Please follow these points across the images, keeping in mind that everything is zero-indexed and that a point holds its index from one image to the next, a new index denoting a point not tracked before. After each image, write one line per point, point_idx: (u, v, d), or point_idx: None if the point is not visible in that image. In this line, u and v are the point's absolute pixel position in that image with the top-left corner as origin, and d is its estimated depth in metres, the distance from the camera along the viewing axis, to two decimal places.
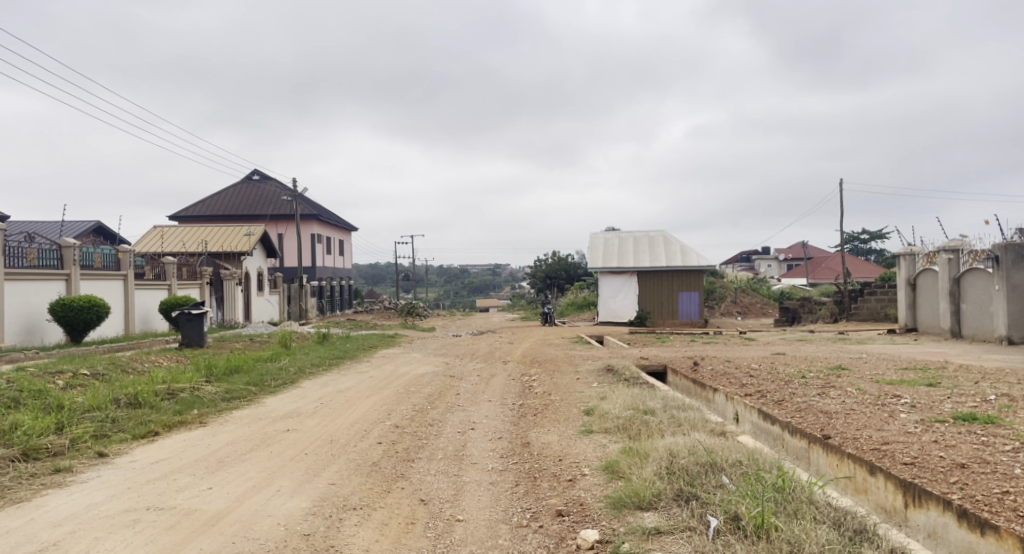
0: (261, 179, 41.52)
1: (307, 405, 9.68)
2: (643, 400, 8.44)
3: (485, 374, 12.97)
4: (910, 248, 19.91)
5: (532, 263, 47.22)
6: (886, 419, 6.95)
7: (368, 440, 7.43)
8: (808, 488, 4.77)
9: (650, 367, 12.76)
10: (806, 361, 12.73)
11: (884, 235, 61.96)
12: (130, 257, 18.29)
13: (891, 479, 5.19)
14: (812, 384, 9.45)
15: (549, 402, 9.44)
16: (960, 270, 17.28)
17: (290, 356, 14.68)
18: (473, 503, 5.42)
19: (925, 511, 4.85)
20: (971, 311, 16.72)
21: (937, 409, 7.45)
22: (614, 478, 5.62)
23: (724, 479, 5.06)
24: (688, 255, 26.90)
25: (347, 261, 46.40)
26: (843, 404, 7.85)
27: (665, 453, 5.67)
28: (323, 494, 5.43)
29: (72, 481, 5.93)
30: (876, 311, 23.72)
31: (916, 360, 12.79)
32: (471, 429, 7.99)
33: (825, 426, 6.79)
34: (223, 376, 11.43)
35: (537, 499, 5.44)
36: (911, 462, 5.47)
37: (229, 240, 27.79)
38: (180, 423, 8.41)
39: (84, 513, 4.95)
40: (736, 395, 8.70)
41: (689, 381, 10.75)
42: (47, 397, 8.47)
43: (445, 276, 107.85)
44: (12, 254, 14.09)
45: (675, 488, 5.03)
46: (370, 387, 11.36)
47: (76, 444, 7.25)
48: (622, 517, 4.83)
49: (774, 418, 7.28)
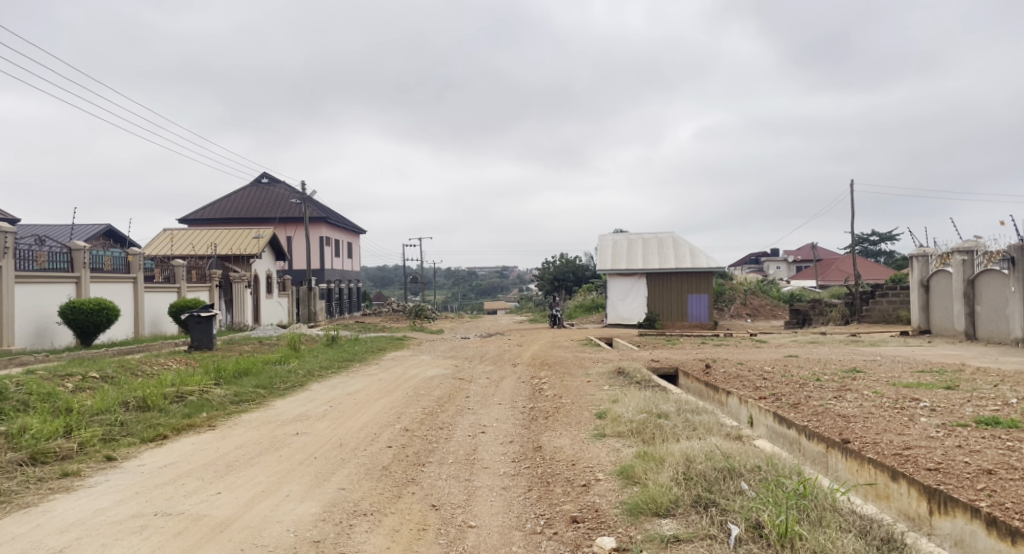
0: (270, 182, 41.60)
1: (316, 408, 9.61)
2: (656, 403, 8.31)
3: (494, 377, 12.86)
4: (923, 249, 19.70)
5: (540, 265, 47.07)
6: (906, 423, 6.80)
7: (377, 444, 7.34)
8: (830, 495, 4.65)
9: (661, 370, 12.61)
10: (820, 363, 12.56)
11: (894, 237, 61.65)
12: (140, 260, 18.29)
13: (914, 485, 5.06)
14: (827, 387, 9.30)
15: (560, 405, 9.33)
16: (974, 271, 17.08)
17: (299, 359, 14.60)
18: (486, 509, 5.33)
19: (951, 518, 4.72)
20: (986, 314, 16.51)
21: (958, 413, 7.29)
22: (629, 484, 5.51)
23: (744, 485, 4.94)
24: (698, 257, 26.71)
25: (355, 263, 46.38)
26: (861, 407, 7.70)
27: (681, 458, 5.54)
28: (333, 500, 5.34)
29: (80, 486, 5.87)
30: (888, 313, 23.49)
31: (931, 362, 12.61)
32: (481, 433, 7.89)
33: (843, 430, 6.64)
34: (231, 379, 11.37)
35: (551, 504, 5.33)
36: (935, 468, 5.33)
37: (238, 243, 27.82)
38: (189, 426, 8.35)
39: (91, 519, 4.88)
40: (750, 398, 8.58)
41: (702, 384, 10.62)
42: (56, 400, 8.42)
43: (454, 278, 107.90)
44: (22, 258, 14.11)
45: (692, 494, 4.91)
46: (379, 390, 11.26)
47: (85, 447, 7.20)
48: (639, 524, 4.71)
49: (791, 421, 7.15)
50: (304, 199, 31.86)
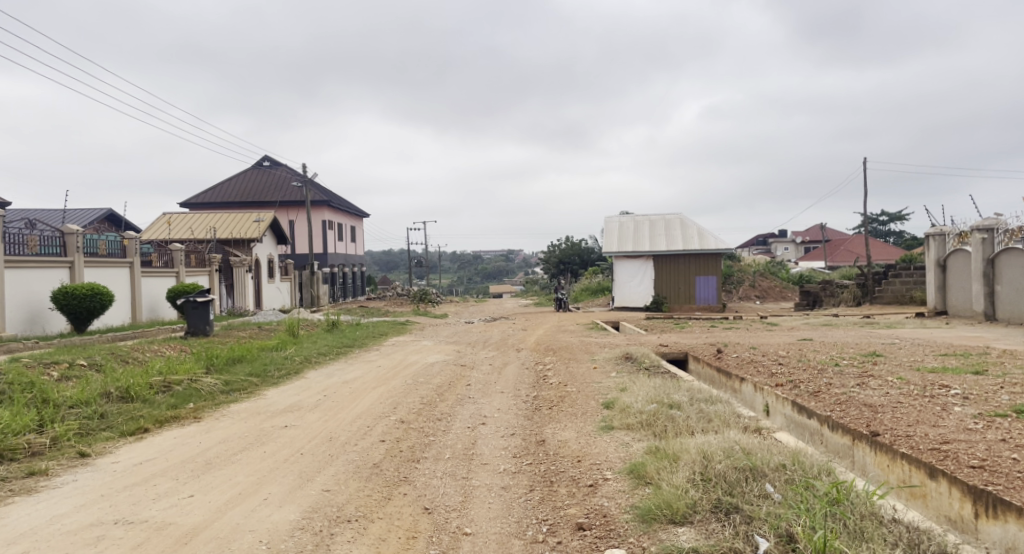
0: (272, 164, 41.13)
1: (310, 398, 9.15)
2: (667, 392, 7.79)
3: (497, 363, 12.39)
4: (939, 228, 19.02)
5: (546, 248, 46.64)
6: (940, 414, 6.26)
7: (370, 437, 6.87)
8: (868, 498, 4.15)
9: (671, 354, 12.14)
10: (837, 347, 12.04)
11: (904, 217, 60.89)
12: (135, 244, 17.83)
13: (956, 485, 4.58)
14: (847, 372, 8.77)
15: (565, 394, 8.84)
16: (994, 251, 16.42)
17: (297, 345, 14.13)
18: (483, 513, 4.84)
19: (1001, 523, 4.24)
20: (1006, 294, 15.93)
21: (993, 402, 6.74)
22: (641, 484, 5.01)
23: (769, 488, 4.45)
24: (706, 238, 26.10)
25: (359, 248, 45.95)
26: (887, 396, 7.16)
27: (697, 455, 5.03)
28: (315, 504, 4.87)
29: (44, 487, 5.41)
30: (901, 294, 22.89)
31: (954, 345, 12.01)
32: (481, 425, 7.42)
33: (871, 421, 6.11)
34: (224, 366, 10.91)
35: (554, 508, 4.85)
36: (980, 465, 4.81)
37: (238, 226, 27.29)
38: (173, 419, 7.88)
39: (44, 528, 4.41)
40: (765, 385, 8.06)
41: (714, 370, 10.09)
42: (35, 389, 7.96)
43: (460, 263, 107.54)
44: (11, 242, 13.60)
45: (712, 498, 4.41)
46: (377, 378, 10.79)
47: (58, 442, 6.75)
48: (653, 533, 4.22)
49: (812, 411, 6.65)
50: (306, 186, 31.43)
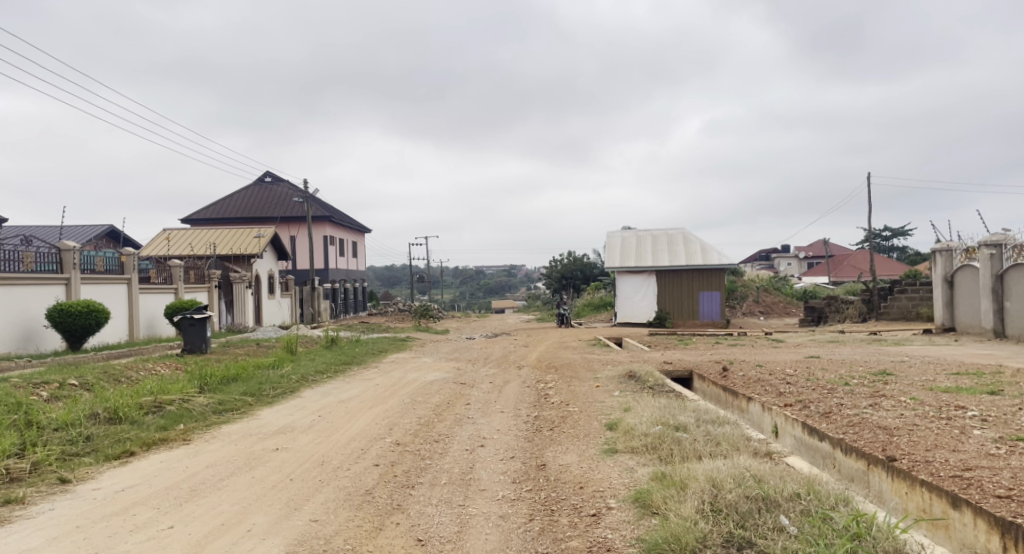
0: (273, 180, 41.02)
1: (304, 418, 8.88)
2: (673, 413, 7.48)
3: (498, 382, 12.10)
4: (946, 243, 18.80)
5: (548, 263, 46.38)
6: (959, 437, 5.98)
7: (363, 461, 6.60)
8: (891, 531, 3.88)
9: (674, 372, 11.86)
10: (845, 365, 11.75)
11: (908, 232, 60.73)
12: (134, 260, 17.59)
13: (982, 516, 4.31)
14: (858, 392, 8.47)
15: (567, 414, 8.55)
16: (1003, 266, 16.16)
17: (295, 362, 13.86)
18: (479, 545, 4.57)
19: None
20: (1017, 310, 15.63)
21: (1014, 425, 6.44)
22: (647, 514, 4.74)
23: (784, 520, 4.19)
24: (710, 253, 25.82)
25: (362, 263, 45.70)
26: (902, 418, 6.85)
27: (707, 483, 4.74)
28: (301, 536, 4.60)
29: (18, 516, 5.15)
30: (907, 310, 22.48)
31: (965, 363, 11.73)
32: (479, 447, 7.15)
33: (887, 445, 5.83)
34: (218, 386, 10.63)
35: (555, 540, 4.57)
36: (1007, 495, 4.53)
37: (239, 242, 27.08)
38: (161, 441, 7.62)
39: None
40: (774, 406, 7.77)
41: (720, 389, 9.79)
42: (19, 410, 7.69)
43: (462, 279, 107.51)
44: (5, 259, 13.36)
45: (723, 531, 4.16)
46: (375, 397, 10.53)
47: (39, 467, 6.48)
48: None
49: (823, 434, 6.37)
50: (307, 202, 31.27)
